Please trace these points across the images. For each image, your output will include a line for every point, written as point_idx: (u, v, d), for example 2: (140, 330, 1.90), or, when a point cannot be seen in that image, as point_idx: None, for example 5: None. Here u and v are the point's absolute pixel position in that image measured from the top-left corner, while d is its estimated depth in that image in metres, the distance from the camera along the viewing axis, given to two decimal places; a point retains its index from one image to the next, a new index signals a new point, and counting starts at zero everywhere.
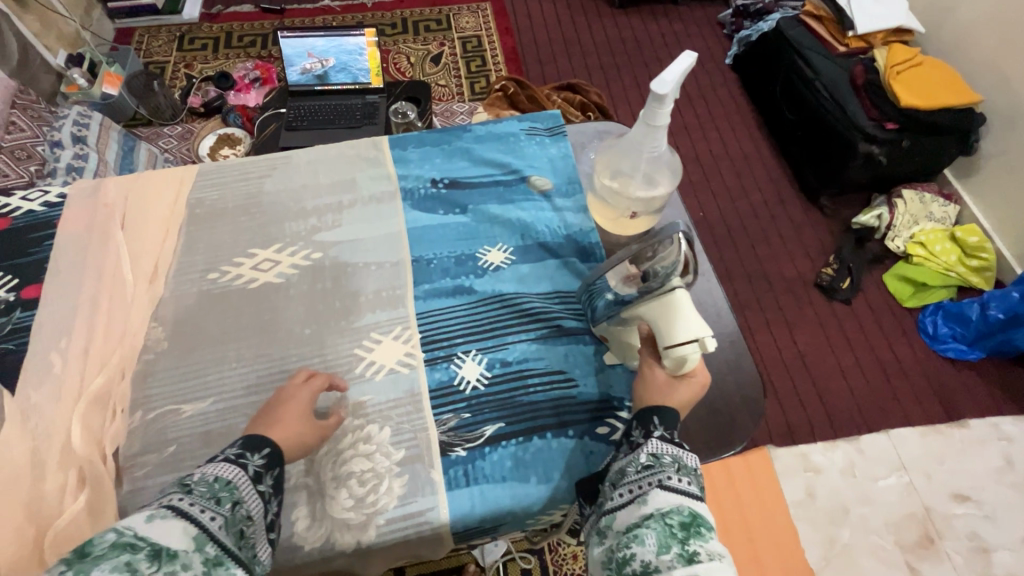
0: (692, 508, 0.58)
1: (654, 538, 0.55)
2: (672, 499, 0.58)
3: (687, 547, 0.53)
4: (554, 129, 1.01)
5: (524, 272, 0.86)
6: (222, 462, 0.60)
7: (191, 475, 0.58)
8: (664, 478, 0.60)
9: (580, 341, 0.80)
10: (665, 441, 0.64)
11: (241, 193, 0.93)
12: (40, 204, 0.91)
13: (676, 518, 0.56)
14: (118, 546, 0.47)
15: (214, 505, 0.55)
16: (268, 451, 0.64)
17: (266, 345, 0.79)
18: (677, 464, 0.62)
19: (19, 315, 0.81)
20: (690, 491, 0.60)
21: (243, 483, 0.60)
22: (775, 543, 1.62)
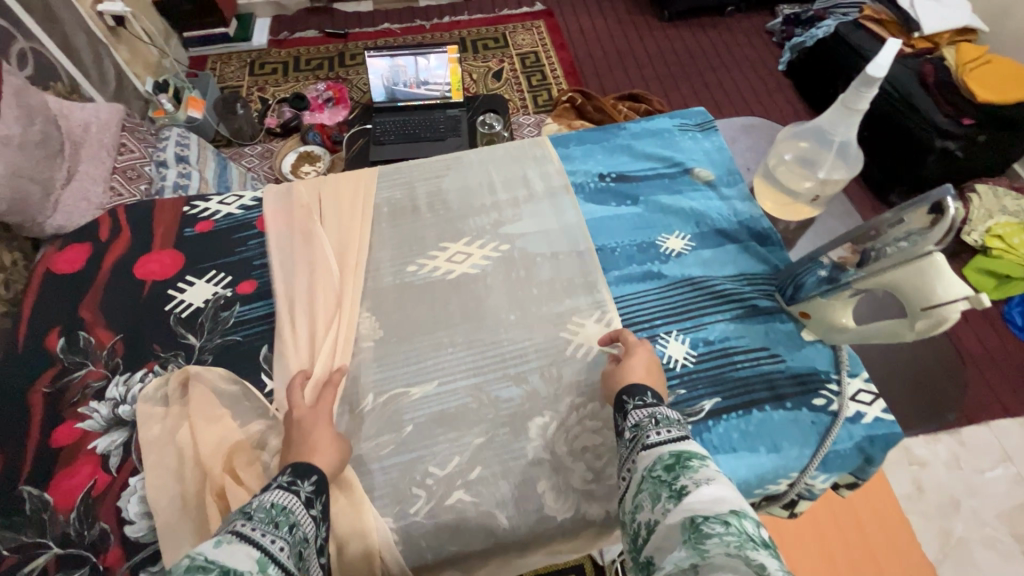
0: (676, 450, 0.55)
1: (649, 496, 0.52)
2: (653, 453, 0.56)
3: (678, 486, 0.51)
4: (705, 124, 1.06)
5: (706, 256, 0.90)
6: (278, 490, 0.56)
7: (250, 501, 0.53)
8: (646, 438, 0.59)
9: (777, 319, 0.83)
10: (640, 408, 0.63)
11: (422, 193, 0.98)
12: (237, 207, 0.96)
13: (661, 466, 0.53)
14: (191, 570, 0.42)
15: (274, 529, 0.50)
16: (317, 477, 0.61)
17: (477, 331, 0.84)
18: (656, 420, 0.60)
19: (240, 309, 0.85)
20: (677, 435, 0.57)
21: (298, 508, 0.55)
22: (888, 540, 1.59)
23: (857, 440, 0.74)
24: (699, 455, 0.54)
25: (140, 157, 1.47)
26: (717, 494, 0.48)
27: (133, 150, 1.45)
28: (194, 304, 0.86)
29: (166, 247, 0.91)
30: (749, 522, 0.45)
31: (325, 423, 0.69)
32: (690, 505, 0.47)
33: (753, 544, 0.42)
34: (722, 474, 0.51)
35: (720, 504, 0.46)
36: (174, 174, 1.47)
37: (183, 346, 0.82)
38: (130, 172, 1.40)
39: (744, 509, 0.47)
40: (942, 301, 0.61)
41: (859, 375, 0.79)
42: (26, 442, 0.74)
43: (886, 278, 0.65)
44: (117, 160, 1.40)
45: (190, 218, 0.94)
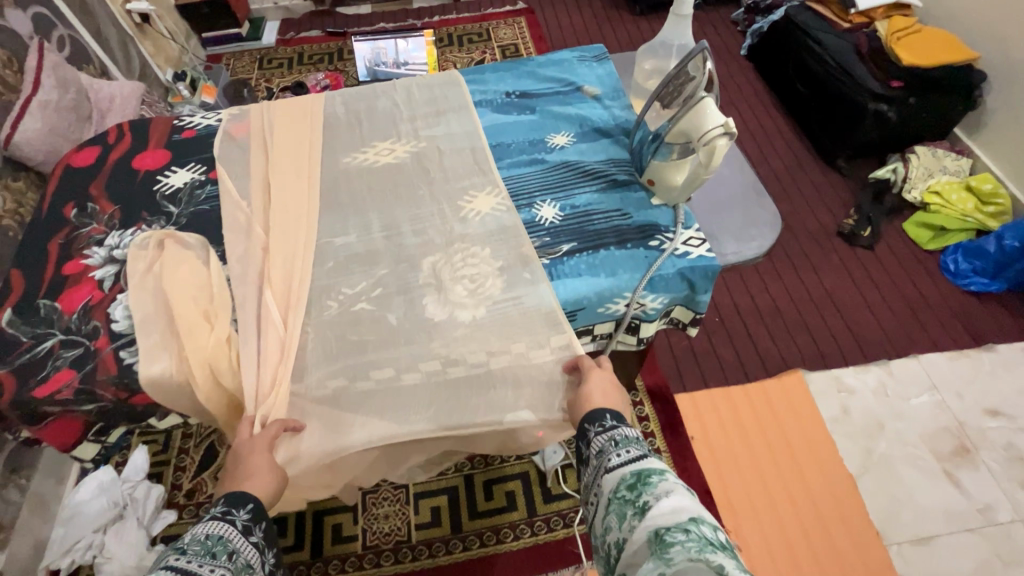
0: (635, 468, 0.69)
1: (617, 518, 0.65)
2: (617, 475, 0.69)
3: (641, 502, 0.63)
4: (599, 55, 1.27)
5: (583, 148, 1.10)
6: (212, 521, 0.67)
7: (184, 538, 0.64)
8: (608, 462, 0.72)
9: (633, 189, 1.03)
10: (601, 434, 0.77)
11: (361, 107, 1.21)
12: (215, 120, 1.21)
13: (625, 489, 0.66)
14: None
15: (211, 559, 0.62)
16: (253, 505, 0.71)
17: (393, 201, 1.05)
18: (616, 442, 0.74)
19: (210, 188, 1.09)
20: (635, 456, 0.71)
21: (234, 536, 0.67)
22: (811, 452, 1.74)
23: (680, 269, 0.92)
24: (656, 471, 0.67)
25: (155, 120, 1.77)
26: (674, 503, 0.60)
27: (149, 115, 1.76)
28: (177, 185, 1.10)
29: (158, 147, 1.16)
30: (704, 523, 0.57)
31: (261, 452, 0.79)
32: (651, 519, 0.60)
33: (705, 540, 0.55)
34: (675, 483, 0.64)
35: (678, 511, 0.59)
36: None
37: (166, 213, 1.05)
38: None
39: (700, 513, 0.59)
40: (709, 125, 0.82)
41: (691, 227, 0.97)
42: (45, 273, 0.98)
43: (680, 125, 0.86)
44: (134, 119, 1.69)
45: (178, 128, 1.19)
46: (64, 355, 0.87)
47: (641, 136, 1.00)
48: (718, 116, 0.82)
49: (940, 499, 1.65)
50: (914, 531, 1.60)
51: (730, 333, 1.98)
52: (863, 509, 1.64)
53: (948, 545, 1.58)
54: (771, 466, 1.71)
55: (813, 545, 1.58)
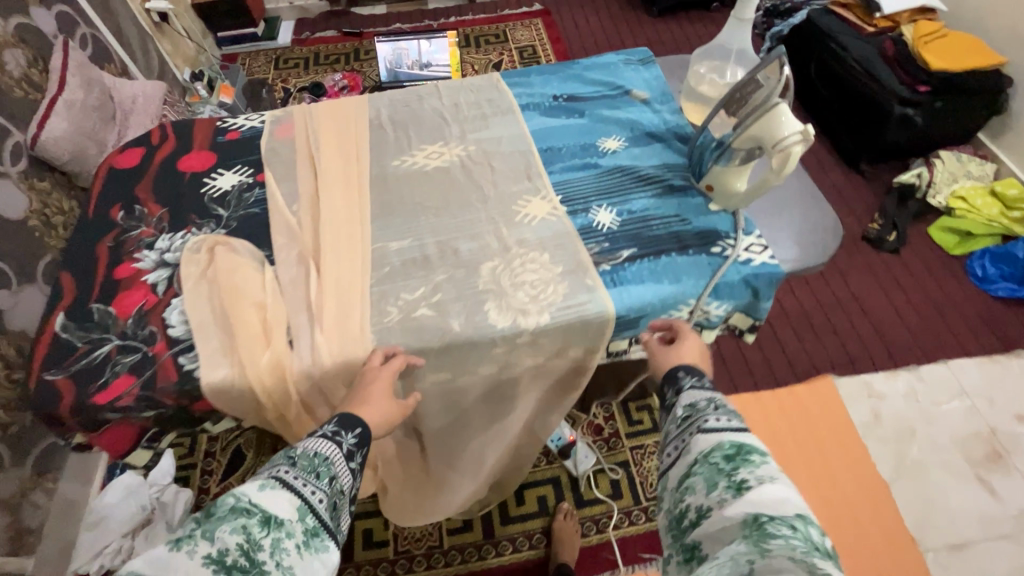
0: (734, 439, 0.65)
1: (703, 480, 0.62)
2: (715, 439, 0.65)
3: (737, 479, 0.59)
4: (645, 59, 1.26)
5: (636, 152, 1.09)
6: (321, 438, 0.69)
7: (296, 448, 0.67)
8: (704, 422, 0.68)
9: (689, 194, 1.02)
10: (695, 389, 0.74)
11: (406, 110, 1.19)
12: (259, 122, 1.19)
13: (718, 454, 0.63)
14: (237, 510, 0.56)
15: (314, 479, 0.64)
16: (359, 430, 0.73)
17: (447, 204, 1.04)
18: (713, 405, 0.70)
19: (257, 190, 1.07)
20: (734, 426, 0.67)
21: (337, 459, 0.69)
22: (843, 453, 1.73)
23: (744, 276, 0.91)
24: (756, 453, 0.63)
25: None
26: (775, 492, 0.57)
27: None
28: (225, 188, 1.08)
29: (203, 149, 1.14)
30: (802, 524, 0.54)
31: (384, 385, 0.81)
32: (751, 500, 0.56)
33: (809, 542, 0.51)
34: (776, 473, 0.60)
35: (777, 503, 0.55)
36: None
37: (215, 216, 1.04)
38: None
39: (801, 511, 0.56)
40: (783, 131, 0.81)
41: (751, 233, 0.96)
42: (95, 276, 0.96)
43: (751, 129, 0.85)
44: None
45: (223, 130, 1.18)
46: (121, 360, 0.86)
47: (700, 142, 0.99)
48: (791, 122, 0.81)
49: (975, 506, 1.64)
50: (950, 537, 1.59)
51: (758, 337, 1.97)
52: (899, 522, 1.62)
53: (985, 552, 1.57)
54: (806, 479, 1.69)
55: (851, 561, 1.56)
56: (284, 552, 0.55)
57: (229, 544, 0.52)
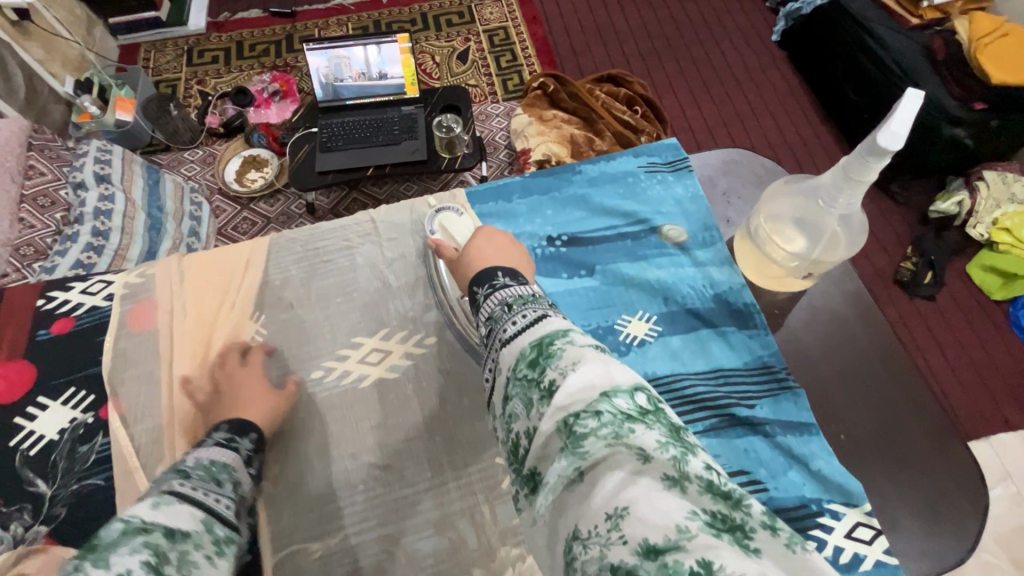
0: (534, 335, 0.48)
1: (520, 401, 0.45)
2: (515, 349, 0.48)
3: (548, 383, 0.43)
4: (676, 163, 0.88)
5: (675, 346, 0.74)
6: (213, 446, 0.58)
7: (184, 460, 0.55)
8: (504, 333, 0.50)
9: (757, 429, 0.68)
10: (491, 297, 0.55)
11: (328, 270, 0.80)
12: (103, 297, 0.78)
13: (523, 364, 0.46)
14: (132, 532, 0.42)
15: (217, 487, 0.53)
16: (255, 435, 0.63)
17: (398, 460, 0.68)
18: (509, 307, 0.52)
19: (98, 443, 0.68)
20: (534, 319, 0.50)
21: (238, 465, 0.58)
22: None
23: None
24: (560, 334, 0.47)
25: (53, 180, 1.21)
26: (586, 378, 0.42)
27: (42, 174, 1.20)
28: (47, 437, 0.69)
29: (14, 358, 0.74)
30: (619, 396, 0.40)
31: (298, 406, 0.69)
32: (562, 401, 0.41)
33: (626, 422, 0.38)
34: (589, 344, 0.45)
35: (590, 392, 0.40)
36: (95, 197, 1.22)
37: (31, 496, 0.66)
38: (41, 200, 1.17)
39: (628, 381, 0.42)
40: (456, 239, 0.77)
41: (858, 506, 0.64)
42: None
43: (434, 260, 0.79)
44: (24, 188, 1.16)
45: (46, 316, 0.77)
46: None
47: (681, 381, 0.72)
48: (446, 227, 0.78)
49: None
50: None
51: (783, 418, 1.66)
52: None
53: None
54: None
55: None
56: (193, 567, 0.43)
57: (132, 566, 0.39)
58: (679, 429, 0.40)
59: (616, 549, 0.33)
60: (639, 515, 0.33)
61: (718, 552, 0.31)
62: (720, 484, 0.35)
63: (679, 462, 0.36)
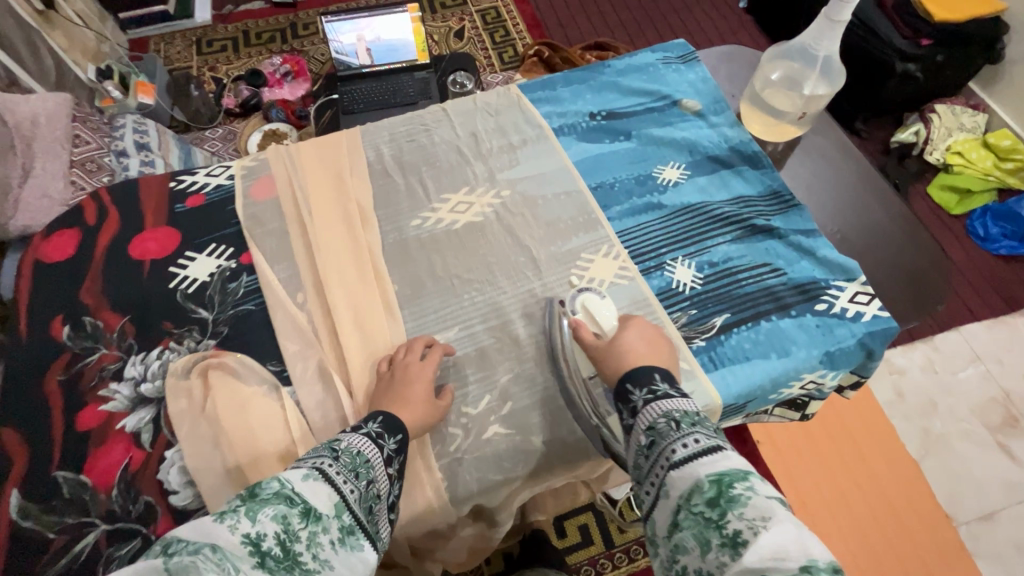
0: (711, 470, 0.52)
1: (693, 537, 0.49)
2: (687, 476, 0.52)
3: (730, 530, 0.47)
4: (686, 56, 1.07)
5: (702, 184, 0.92)
6: (366, 437, 0.62)
7: (339, 441, 0.60)
8: (672, 455, 0.55)
9: (775, 237, 0.87)
10: (652, 406, 0.60)
11: (412, 146, 0.96)
12: (225, 177, 0.93)
13: (699, 498, 0.50)
14: (279, 496, 0.49)
15: (354, 477, 0.57)
16: (401, 436, 0.65)
17: (493, 275, 0.85)
18: (677, 424, 0.57)
19: (246, 279, 0.83)
20: (706, 447, 0.54)
21: (377, 461, 0.61)
22: (904, 491, 1.39)
23: (858, 337, 0.78)
24: (740, 477, 0.50)
25: (97, 148, 1.34)
26: (776, 538, 0.45)
27: (88, 142, 1.33)
28: (200, 278, 0.84)
29: (159, 225, 0.88)
30: (819, 574, 0.42)
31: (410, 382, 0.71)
32: (751, 559, 0.44)
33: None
34: (773, 501, 0.48)
35: (784, 557, 0.43)
36: (138, 163, 1.34)
37: (196, 320, 0.80)
38: (89, 165, 1.29)
39: (817, 551, 0.44)
40: (601, 328, 0.75)
41: (856, 279, 0.83)
42: (49, 428, 0.73)
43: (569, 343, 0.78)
44: (73, 153, 1.28)
45: (179, 193, 0.91)
46: (116, 554, 0.65)
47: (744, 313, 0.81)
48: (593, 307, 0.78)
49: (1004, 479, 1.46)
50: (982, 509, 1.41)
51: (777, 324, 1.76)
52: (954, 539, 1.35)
53: (1013, 520, 1.39)
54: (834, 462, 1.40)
55: (902, 556, 1.30)
56: (319, 549, 0.49)
57: (268, 530, 0.46)
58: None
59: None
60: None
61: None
62: None
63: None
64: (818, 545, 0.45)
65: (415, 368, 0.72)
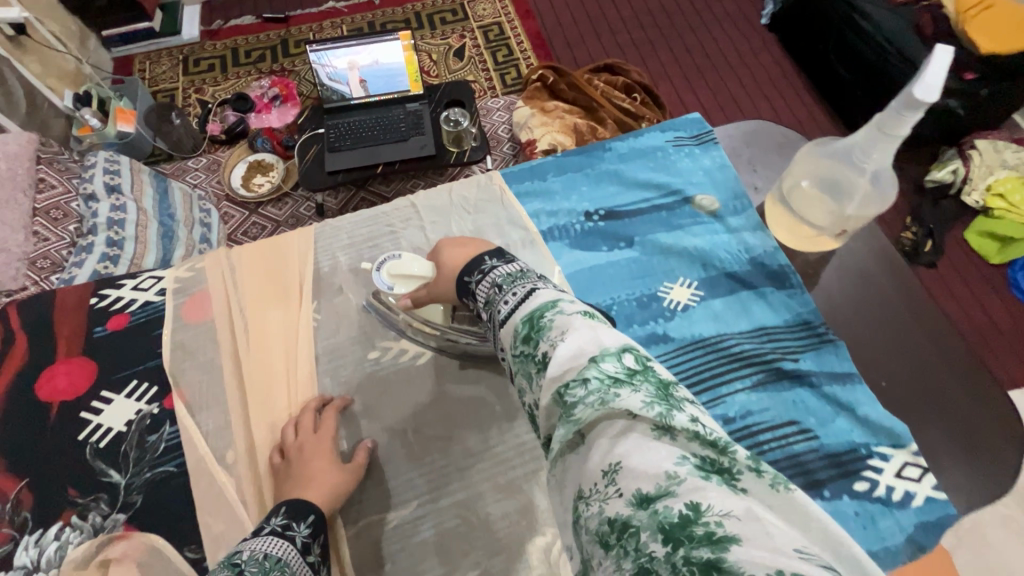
0: (526, 311, 0.45)
1: (521, 378, 0.43)
2: (508, 328, 0.45)
3: (541, 355, 0.41)
4: (701, 136, 0.91)
5: (717, 308, 0.77)
6: (270, 537, 0.54)
7: (238, 554, 0.51)
8: (497, 311, 0.48)
9: (804, 383, 0.72)
10: (481, 281, 0.51)
11: (374, 254, 0.82)
12: (155, 292, 0.80)
13: (516, 339, 0.44)
14: None
15: None
16: (315, 516, 0.58)
17: (461, 430, 0.71)
18: (499, 287, 0.49)
19: (167, 432, 0.70)
20: (524, 295, 0.46)
21: (293, 558, 0.53)
22: None
23: (906, 530, 0.64)
24: (549, 304, 0.43)
25: (64, 193, 1.14)
26: (574, 347, 0.39)
27: (54, 185, 1.13)
28: (115, 429, 0.71)
29: (74, 355, 0.75)
30: (608, 360, 0.37)
31: None
32: (554, 373, 0.38)
33: (614, 384, 0.35)
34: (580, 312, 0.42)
35: (579, 360, 0.38)
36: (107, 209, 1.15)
37: (105, 486, 0.67)
38: (55, 213, 1.10)
39: (620, 341, 0.39)
40: (420, 278, 0.75)
41: (905, 447, 0.67)
42: None
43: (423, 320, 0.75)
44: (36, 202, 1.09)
45: (101, 313, 0.78)
46: None
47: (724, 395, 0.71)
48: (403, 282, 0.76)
49: None
50: None
51: None
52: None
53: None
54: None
55: None
56: None
57: None
58: (671, 385, 0.37)
59: (613, 505, 0.32)
60: (633, 469, 0.32)
61: (707, 493, 0.29)
62: (712, 434, 0.32)
63: (665, 418, 0.33)
64: (615, 336, 0.40)
65: (311, 441, 0.65)
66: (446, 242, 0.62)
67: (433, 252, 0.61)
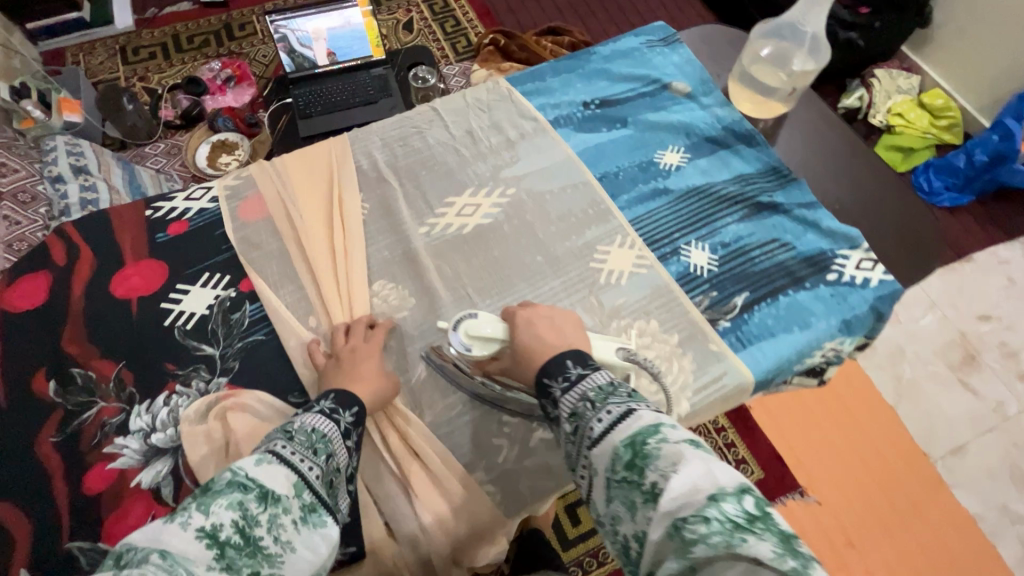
0: (624, 434, 0.49)
1: (623, 506, 0.47)
2: (606, 449, 0.49)
3: (649, 485, 0.45)
4: (668, 38, 1.07)
5: (704, 166, 0.93)
6: (319, 415, 0.58)
7: (291, 423, 0.56)
8: (588, 430, 0.52)
9: (779, 213, 0.89)
10: (568, 392, 0.56)
11: (406, 152, 0.92)
12: (208, 200, 0.86)
13: (617, 464, 0.48)
14: (233, 484, 0.46)
15: (312, 455, 0.53)
16: (357, 409, 0.62)
17: (511, 278, 0.82)
18: (590, 402, 0.54)
19: (251, 309, 0.78)
20: (619, 414, 0.51)
21: (336, 436, 0.57)
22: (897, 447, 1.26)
23: (870, 302, 0.82)
24: (650, 431, 0.48)
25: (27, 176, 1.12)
26: (687, 482, 0.43)
27: (16, 170, 1.11)
28: (198, 312, 0.77)
29: (142, 259, 0.80)
30: (727, 501, 0.41)
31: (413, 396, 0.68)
32: (667, 506, 0.43)
33: (737, 530, 0.40)
34: (684, 445, 0.46)
35: (697, 497, 0.42)
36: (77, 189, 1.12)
37: (200, 358, 0.74)
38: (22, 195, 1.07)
39: (735, 484, 0.43)
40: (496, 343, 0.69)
41: (860, 246, 0.86)
42: (53, 496, 0.65)
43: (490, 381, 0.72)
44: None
45: (159, 222, 0.84)
46: None
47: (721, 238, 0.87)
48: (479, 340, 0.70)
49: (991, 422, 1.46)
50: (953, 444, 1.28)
51: None
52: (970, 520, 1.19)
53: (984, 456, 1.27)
54: (827, 421, 1.27)
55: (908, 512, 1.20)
56: (282, 530, 0.45)
57: (224, 521, 0.43)
58: (790, 534, 0.40)
59: None
60: None
61: None
62: None
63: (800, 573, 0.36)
64: (728, 474, 0.44)
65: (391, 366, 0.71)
66: (531, 306, 0.70)
67: (507, 312, 0.70)
